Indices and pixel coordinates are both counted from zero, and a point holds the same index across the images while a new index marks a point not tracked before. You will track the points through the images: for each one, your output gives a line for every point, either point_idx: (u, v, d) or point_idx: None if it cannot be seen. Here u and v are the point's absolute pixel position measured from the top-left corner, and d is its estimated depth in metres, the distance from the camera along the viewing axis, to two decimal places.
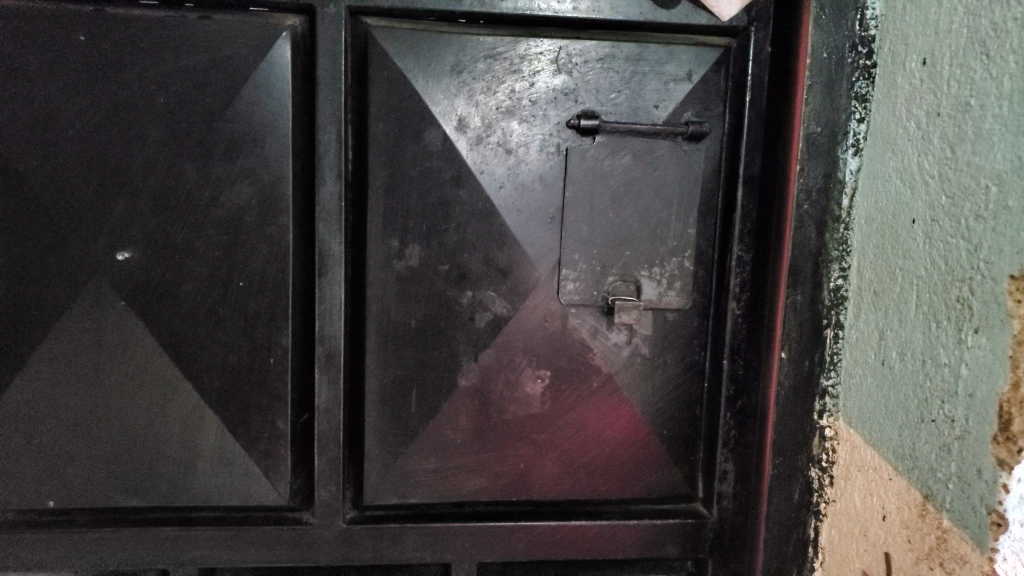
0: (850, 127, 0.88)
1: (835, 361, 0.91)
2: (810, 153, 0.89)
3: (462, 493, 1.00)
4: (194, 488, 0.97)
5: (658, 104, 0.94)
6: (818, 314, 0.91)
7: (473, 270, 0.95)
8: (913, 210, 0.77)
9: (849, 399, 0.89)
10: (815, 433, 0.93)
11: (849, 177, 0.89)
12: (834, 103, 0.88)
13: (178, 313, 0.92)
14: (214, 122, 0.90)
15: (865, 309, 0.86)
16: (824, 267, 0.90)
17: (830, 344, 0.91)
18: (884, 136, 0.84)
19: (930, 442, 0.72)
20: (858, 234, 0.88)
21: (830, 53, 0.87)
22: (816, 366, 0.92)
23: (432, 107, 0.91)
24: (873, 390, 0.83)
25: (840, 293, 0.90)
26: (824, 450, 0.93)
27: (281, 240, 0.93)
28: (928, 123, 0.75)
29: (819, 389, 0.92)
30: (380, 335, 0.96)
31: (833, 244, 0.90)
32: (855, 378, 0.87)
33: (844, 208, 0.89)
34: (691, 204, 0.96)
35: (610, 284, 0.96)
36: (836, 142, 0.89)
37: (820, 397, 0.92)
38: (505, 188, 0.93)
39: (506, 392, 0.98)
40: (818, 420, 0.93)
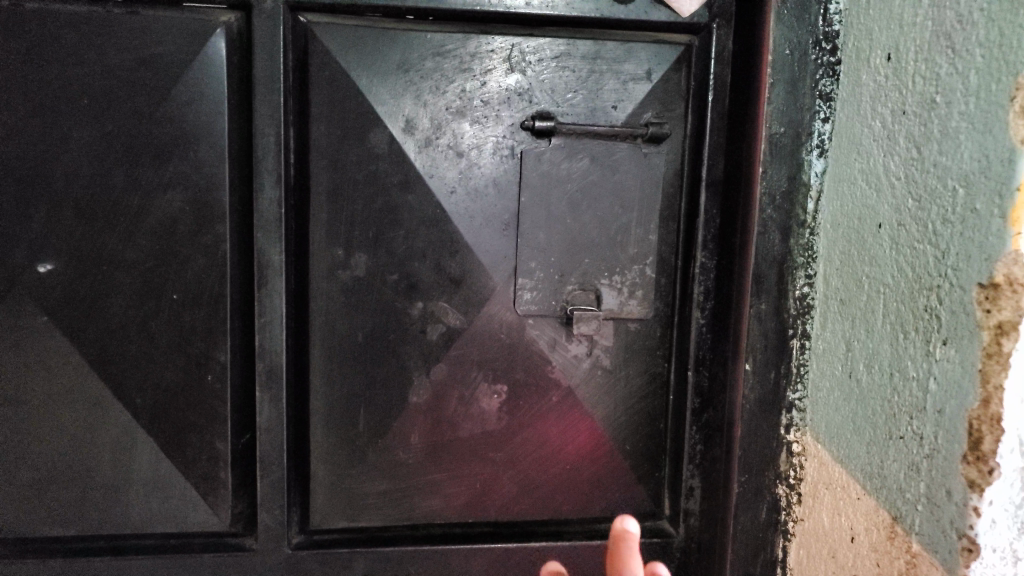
0: (814, 127, 0.84)
1: (801, 373, 0.87)
2: (773, 154, 0.85)
3: (416, 515, 0.95)
4: (126, 515, 0.90)
5: (616, 104, 0.90)
6: (784, 323, 0.87)
7: (424, 280, 0.90)
8: (879, 214, 0.73)
9: (816, 414, 0.84)
10: (783, 449, 0.89)
11: (814, 179, 0.85)
12: (798, 103, 0.84)
13: (107, 329, 0.86)
14: (143, 124, 0.84)
15: (832, 318, 0.82)
16: (789, 274, 0.86)
17: (797, 356, 0.87)
18: (850, 136, 0.80)
19: (898, 461, 0.68)
20: (824, 239, 0.84)
21: (792, 49, 0.83)
22: (783, 377, 0.88)
23: (377, 107, 0.86)
24: (841, 404, 0.79)
25: (806, 302, 0.86)
26: (792, 466, 0.88)
27: (217, 249, 0.87)
28: (894, 122, 0.72)
29: (786, 402, 0.88)
30: (326, 350, 0.91)
31: (798, 250, 0.86)
32: (823, 391, 0.83)
33: (809, 213, 0.85)
34: (652, 209, 0.91)
35: (568, 294, 0.92)
36: (800, 143, 0.85)
37: (787, 411, 0.88)
38: (455, 193, 0.89)
39: (461, 408, 0.93)
40: (786, 435, 0.88)
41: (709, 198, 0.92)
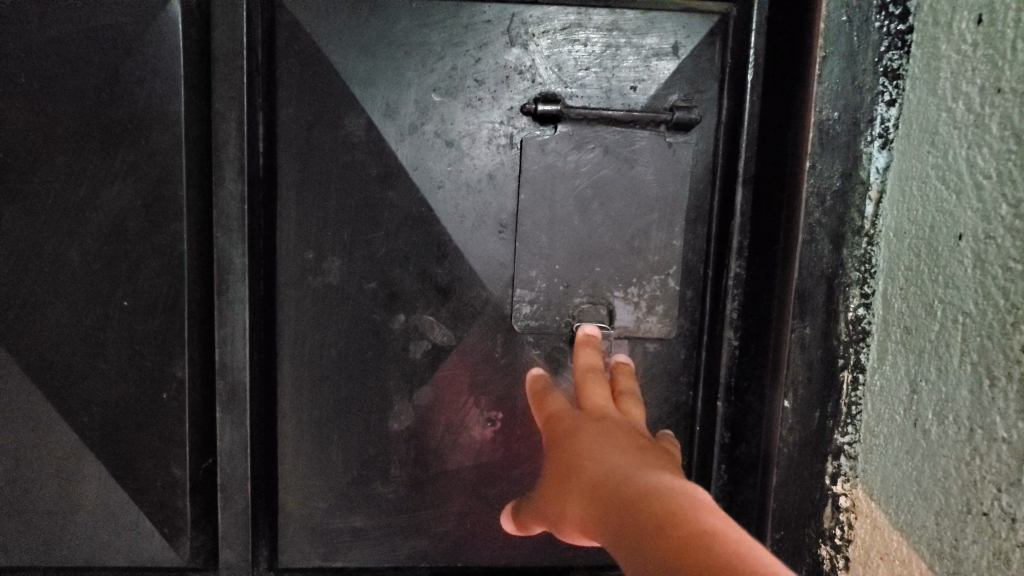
0: (877, 112, 0.69)
1: (853, 413, 0.73)
2: (825, 145, 0.69)
3: (399, 555, 0.83)
4: (74, 546, 0.80)
5: (635, 85, 0.76)
6: (832, 350, 0.71)
7: (407, 289, 0.78)
8: (959, 223, 0.59)
9: (871, 463, 0.70)
10: (827, 504, 0.74)
11: (875, 177, 0.70)
12: (856, 81, 0.68)
13: (49, 339, 0.76)
14: (88, 108, 0.73)
15: (892, 350, 0.67)
16: (841, 292, 0.71)
17: (848, 391, 0.72)
18: (922, 123, 0.65)
19: (980, 544, 0.54)
20: (886, 252, 0.69)
21: (850, 15, 0.68)
22: (829, 417, 0.73)
23: (354, 87, 0.74)
24: (902, 457, 0.65)
25: (862, 326, 0.71)
26: (838, 524, 0.73)
27: (173, 250, 0.76)
28: (983, 103, 0.56)
29: (833, 446, 0.73)
30: (294, 367, 0.80)
31: (853, 263, 0.71)
32: (881, 437, 0.69)
33: (868, 219, 0.70)
34: (676, 209, 0.77)
35: (575, 307, 0.78)
36: (858, 131, 0.69)
37: (834, 458, 0.73)
38: (442, 189, 0.76)
39: (448, 438, 0.81)
40: (831, 486, 0.74)
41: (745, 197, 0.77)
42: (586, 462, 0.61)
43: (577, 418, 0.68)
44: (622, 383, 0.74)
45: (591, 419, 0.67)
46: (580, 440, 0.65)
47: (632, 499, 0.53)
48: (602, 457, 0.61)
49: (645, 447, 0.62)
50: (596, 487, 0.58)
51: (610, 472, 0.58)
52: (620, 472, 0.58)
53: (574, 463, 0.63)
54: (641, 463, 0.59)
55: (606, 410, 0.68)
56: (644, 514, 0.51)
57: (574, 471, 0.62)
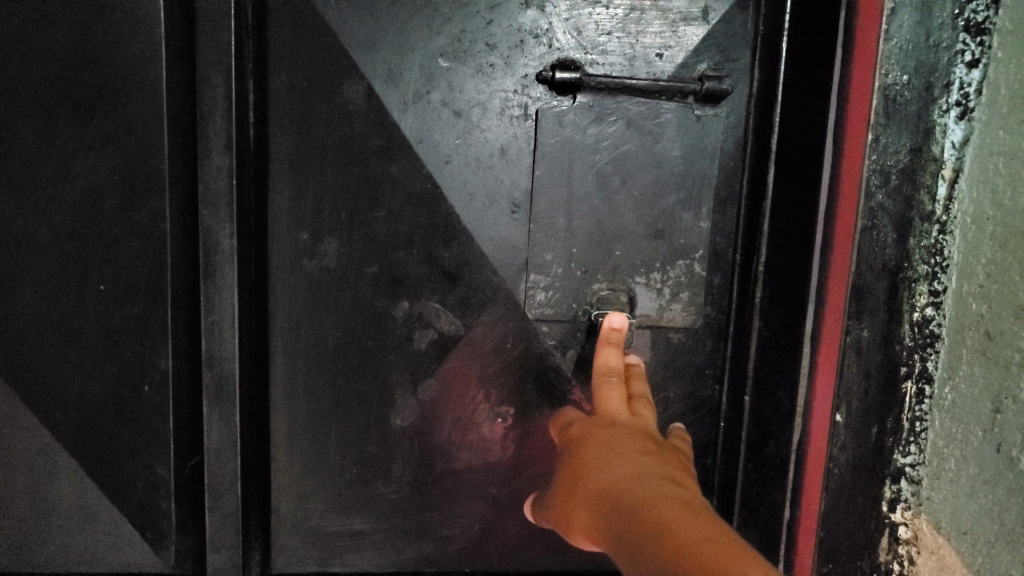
0: (955, 76, 0.59)
1: (918, 430, 0.64)
2: (891, 115, 0.58)
3: (401, 559, 0.78)
4: (48, 551, 0.74)
5: (661, 52, 0.69)
6: (892, 359, 0.62)
7: (411, 274, 0.71)
8: None
9: (940, 491, 0.62)
10: (883, 534, 0.65)
11: (949, 153, 0.60)
12: (932, 38, 0.58)
13: (17, 327, 0.69)
14: (59, 71, 0.66)
15: (969, 359, 0.59)
16: (906, 289, 0.61)
17: (911, 404, 0.63)
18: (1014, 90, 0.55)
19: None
20: (963, 244, 0.60)
21: None
22: (888, 434, 0.64)
23: (353, 51, 0.68)
24: (980, 486, 0.58)
25: (930, 329, 0.62)
26: (896, 559, 0.65)
27: (155, 230, 0.69)
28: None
29: (892, 467, 0.64)
30: (288, 358, 0.74)
31: (921, 255, 0.61)
32: (953, 462, 0.61)
33: (941, 202, 0.60)
34: (704, 187, 0.71)
35: (595, 294, 0.72)
36: (931, 98, 0.59)
37: (893, 482, 0.65)
38: (448, 164, 0.69)
39: (455, 434, 0.75)
40: (888, 513, 0.65)
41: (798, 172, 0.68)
42: (595, 474, 0.58)
43: (588, 426, 0.65)
44: (634, 386, 0.68)
45: (602, 426, 0.63)
46: (594, 459, 0.60)
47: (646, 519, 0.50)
48: (612, 472, 0.57)
49: (653, 455, 0.59)
50: (615, 514, 0.54)
51: (620, 486, 0.55)
52: (634, 496, 0.53)
53: (589, 486, 0.58)
54: (654, 478, 0.56)
55: (617, 423, 0.63)
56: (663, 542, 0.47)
57: (590, 495, 0.57)
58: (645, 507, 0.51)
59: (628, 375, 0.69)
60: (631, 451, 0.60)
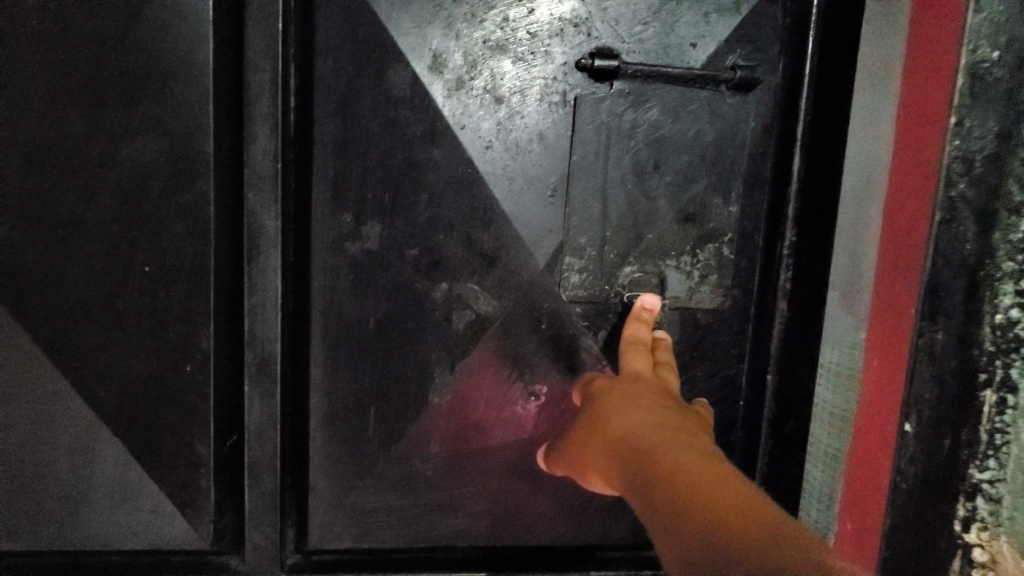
0: None
1: (997, 443, 0.63)
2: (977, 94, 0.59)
3: (435, 535, 0.79)
4: (88, 529, 0.75)
5: (695, 42, 0.72)
6: (970, 365, 0.62)
7: (450, 256, 0.73)
8: None
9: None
10: (955, 556, 0.64)
11: None
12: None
13: (63, 306, 0.70)
14: (108, 55, 0.67)
15: None
16: (988, 287, 0.61)
17: (992, 415, 0.62)
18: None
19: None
20: None
21: None
22: (962, 446, 0.63)
23: (398, 38, 0.69)
24: None
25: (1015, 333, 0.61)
26: None
27: (199, 212, 0.70)
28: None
29: (967, 484, 0.63)
30: (327, 339, 0.74)
31: (1009, 254, 0.61)
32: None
33: None
34: (733, 172, 0.74)
35: (626, 276, 0.75)
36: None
37: (967, 499, 0.64)
38: (490, 148, 0.71)
39: (491, 412, 0.77)
40: (963, 534, 0.64)
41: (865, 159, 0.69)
42: (611, 419, 0.60)
43: (610, 383, 0.67)
44: (659, 354, 0.70)
45: (623, 383, 0.65)
46: (614, 411, 0.61)
47: (654, 455, 0.52)
48: (627, 417, 0.59)
49: (670, 406, 0.60)
50: (628, 457, 0.54)
51: (633, 429, 0.57)
52: (645, 437, 0.55)
53: (607, 434, 0.59)
54: (667, 424, 0.57)
55: (641, 380, 0.65)
56: (665, 473, 0.49)
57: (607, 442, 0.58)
58: (654, 447, 0.53)
59: (653, 348, 0.72)
60: (648, 402, 0.61)
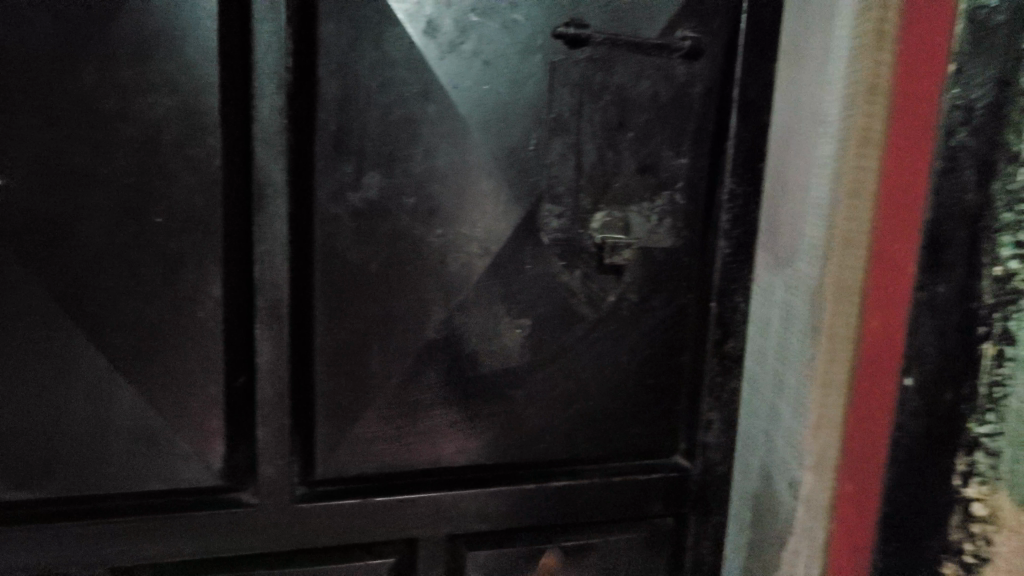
0: None
1: (996, 397, 0.74)
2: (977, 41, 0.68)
3: (430, 459, 0.88)
4: (103, 474, 0.78)
5: (652, 15, 0.83)
6: (971, 314, 0.73)
7: (443, 203, 0.82)
8: None
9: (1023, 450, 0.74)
10: (956, 511, 0.77)
11: None
12: None
13: (79, 257, 0.73)
14: (119, 14, 0.70)
15: None
16: (988, 238, 0.71)
17: (991, 368, 0.74)
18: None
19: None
20: None
21: None
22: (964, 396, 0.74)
23: (394, 5, 0.76)
24: None
25: (1011, 282, 0.72)
26: (967, 530, 0.77)
27: (209, 166, 0.75)
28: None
29: (967, 440, 0.75)
30: (330, 283, 0.81)
31: (1006, 206, 0.71)
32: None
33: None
34: (683, 129, 0.87)
35: (598, 221, 0.86)
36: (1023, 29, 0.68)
37: (968, 453, 0.76)
38: (478, 107, 0.80)
39: (482, 344, 0.87)
40: (963, 486, 0.76)
41: (794, 134, 0.82)
42: None
43: None
44: None
45: None
46: None
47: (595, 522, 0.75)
48: None
49: None
50: None
51: None
52: None
53: None
54: None
55: None
56: None
57: None
58: None
59: None
60: None
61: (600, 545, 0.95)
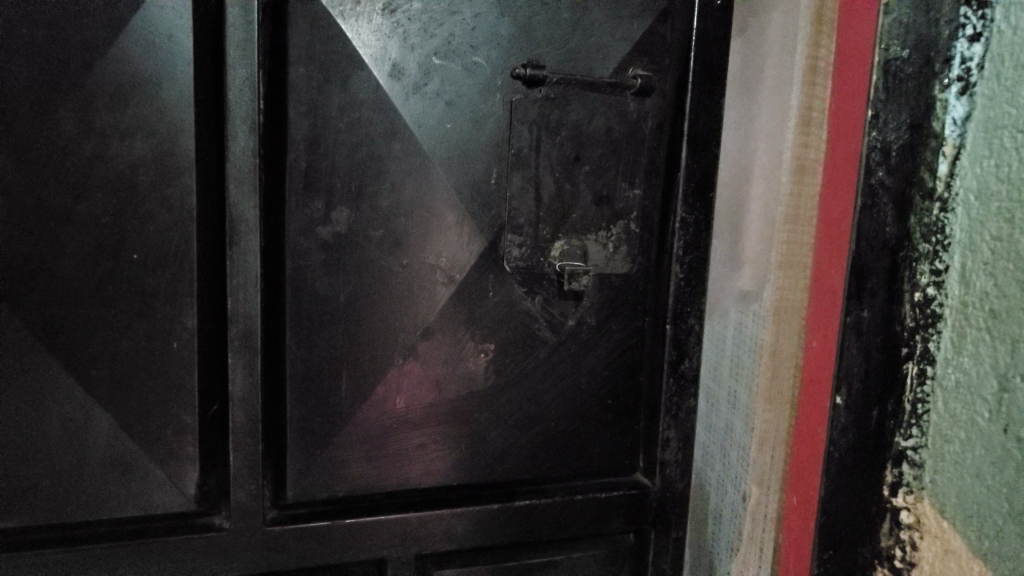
0: (955, 50, 0.66)
1: (920, 412, 0.71)
2: (889, 89, 0.70)
3: (399, 481, 0.92)
4: (78, 502, 0.81)
5: (605, 56, 0.88)
6: (892, 339, 0.72)
7: (408, 235, 0.86)
8: None
9: (940, 475, 0.69)
10: (885, 517, 0.74)
11: (951, 129, 0.67)
12: (932, 14, 0.68)
13: (58, 293, 0.76)
14: (97, 63, 0.74)
15: (970, 345, 0.66)
16: (907, 269, 0.71)
17: (914, 386, 0.72)
18: (1016, 60, 0.61)
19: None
20: (961, 225, 0.67)
21: None
22: (888, 418, 0.73)
23: (362, 50, 0.81)
24: (986, 466, 0.64)
25: (931, 309, 0.69)
26: (899, 542, 0.73)
27: (183, 204, 0.78)
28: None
29: (894, 451, 0.74)
30: (301, 312, 0.84)
31: (923, 234, 0.70)
32: (955, 442, 0.67)
33: (942, 178, 0.68)
34: (636, 162, 0.92)
35: (557, 250, 0.90)
36: (932, 72, 0.68)
37: (895, 466, 0.74)
38: (441, 144, 0.85)
39: (448, 369, 0.91)
40: (892, 497, 0.74)
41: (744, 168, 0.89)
42: None
43: None
44: None
45: None
46: None
47: None
48: None
49: None
50: None
51: None
52: None
53: None
54: None
55: None
56: None
57: None
58: None
59: None
60: None
61: (562, 561, 0.99)
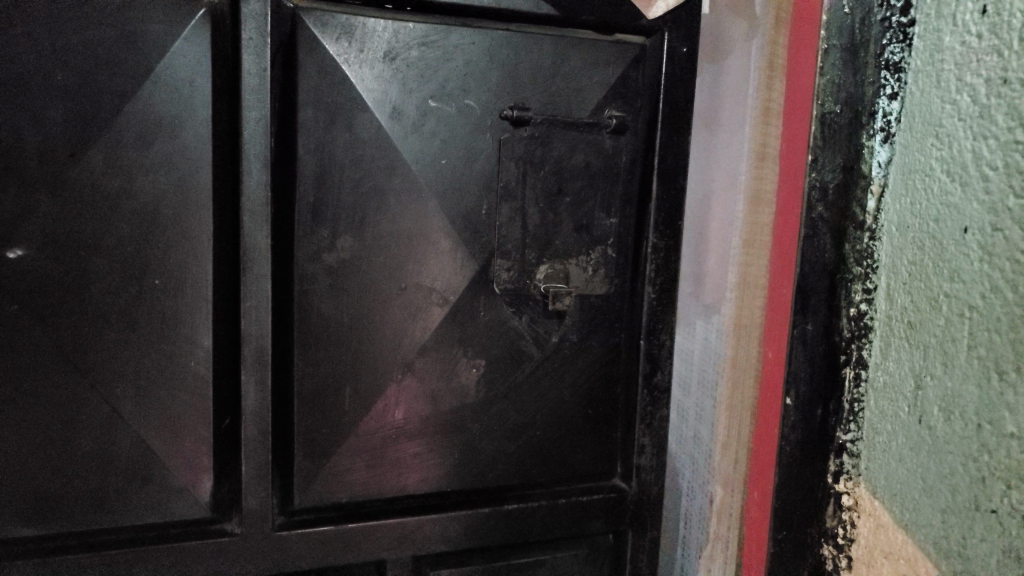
0: (878, 104, 0.75)
1: (856, 411, 0.79)
2: (825, 138, 0.80)
3: (398, 489, 0.99)
4: (100, 510, 0.87)
5: (583, 98, 0.98)
6: (834, 347, 0.80)
7: (406, 261, 0.94)
8: (965, 216, 0.65)
9: (872, 465, 0.76)
10: (829, 501, 0.81)
11: (876, 170, 0.76)
12: (859, 75, 0.77)
13: (85, 316, 0.83)
14: (124, 107, 0.81)
15: (894, 352, 0.73)
16: (843, 288, 0.79)
17: (851, 387, 0.79)
18: (924, 116, 0.70)
19: (990, 542, 0.62)
20: (886, 248, 0.75)
21: (853, 8, 0.77)
22: (830, 415, 0.81)
23: (365, 94, 0.89)
24: (908, 455, 0.71)
25: (863, 321, 0.77)
26: (841, 522, 0.80)
27: (201, 234, 0.86)
28: (989, 95, 0.62)
29: (836, 443, 0.81)
30: (308, 333, 0.92)
31: (856, 258, 0.77)
32: (883, 435, 0.75)
33: (870, 212, 0.76)
34: (612, 193, 1.01)
35: (541, 272, 0.99)
36: (860, 124, 0.77)
37: (837, 456, 0.81)
38: (436, 178, 0.93)
39: (443, 382, 0.99)
40: (834, 484, 0.81)
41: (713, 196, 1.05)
42: None
43: None
44: None
45: None
46: None
47: None
48: None
49: None
50: None
51: None
52: None
53: None
54: None
55: None
56: None
57: None
58: None
59: None
60: None
61: (547, 560, 1.07)
